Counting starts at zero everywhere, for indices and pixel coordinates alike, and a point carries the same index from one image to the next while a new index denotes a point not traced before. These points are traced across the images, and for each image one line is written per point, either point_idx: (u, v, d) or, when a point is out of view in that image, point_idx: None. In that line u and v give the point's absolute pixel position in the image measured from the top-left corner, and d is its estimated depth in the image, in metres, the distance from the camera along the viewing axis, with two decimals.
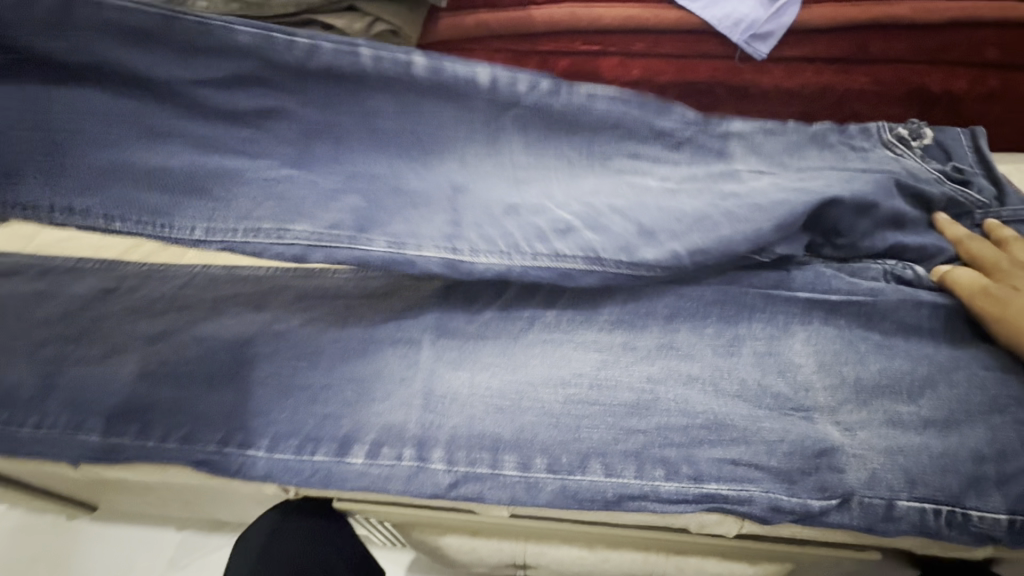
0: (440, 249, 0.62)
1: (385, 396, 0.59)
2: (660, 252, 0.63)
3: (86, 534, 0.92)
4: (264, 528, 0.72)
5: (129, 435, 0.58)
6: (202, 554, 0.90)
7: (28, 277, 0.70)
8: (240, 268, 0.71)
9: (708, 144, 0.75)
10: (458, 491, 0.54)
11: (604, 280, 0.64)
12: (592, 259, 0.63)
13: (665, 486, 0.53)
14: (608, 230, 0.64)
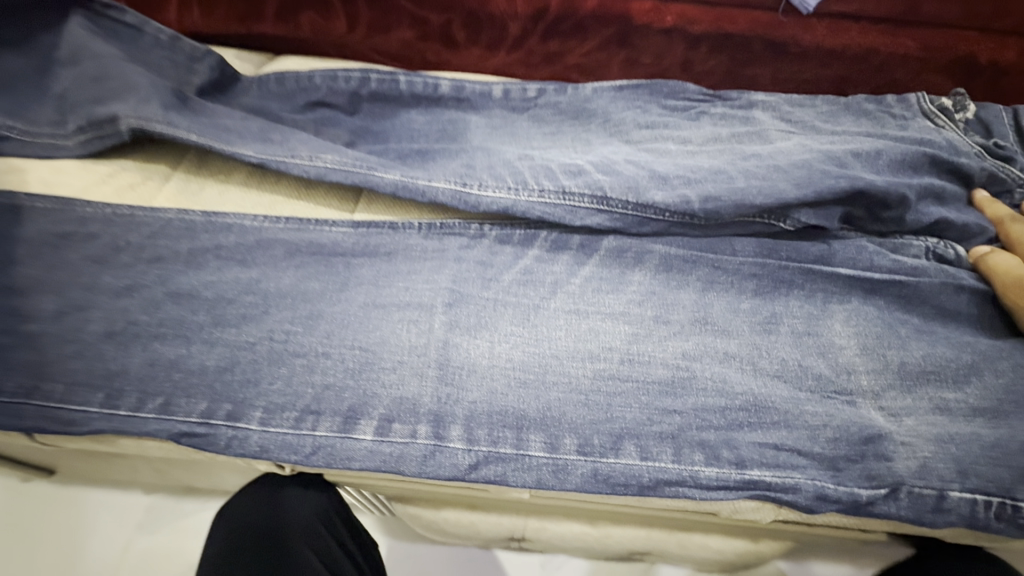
0: (449, 182, 0.63)
1: (394, 366, 0.53)
2: (671, 195, 0.61)
3: (41, 496, 0.82)
4: (240, 508, 0.66)
5: (93, 404, 0.50)
6: (173, 521, 0.81)
7: None
8: (222, 215, 0.62)
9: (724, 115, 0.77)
10: (478, 473, 0.48)
11: (612, 223, 0.62)
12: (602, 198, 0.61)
13: (704, 471, 0.49)
14: (619, 172, 0.63)
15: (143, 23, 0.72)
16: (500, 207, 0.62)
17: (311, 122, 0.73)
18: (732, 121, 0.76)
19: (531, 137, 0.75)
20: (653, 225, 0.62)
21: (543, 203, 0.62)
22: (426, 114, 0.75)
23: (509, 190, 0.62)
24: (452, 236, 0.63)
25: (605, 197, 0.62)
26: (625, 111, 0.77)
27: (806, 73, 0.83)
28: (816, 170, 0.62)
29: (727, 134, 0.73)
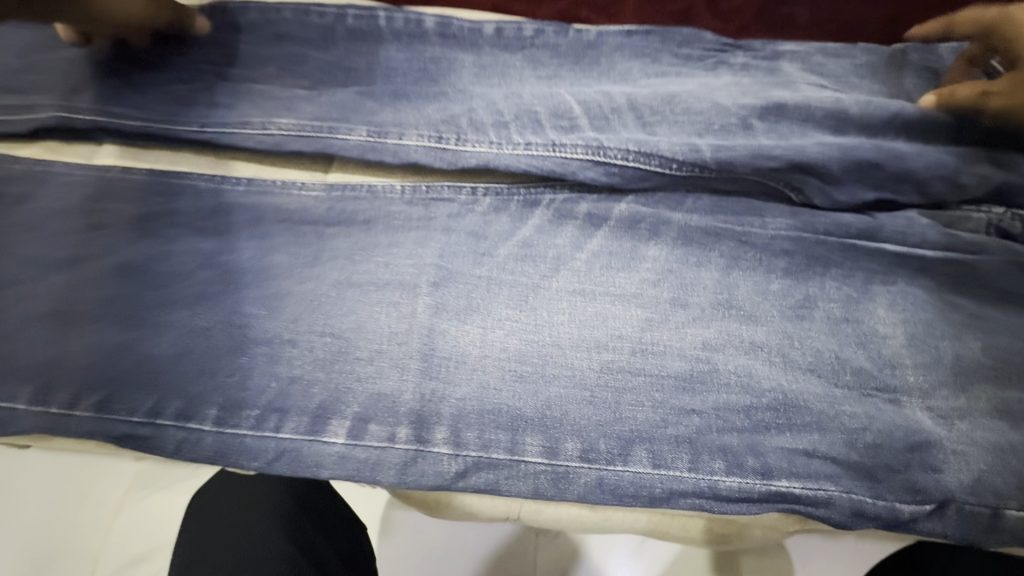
0: (423, 137, 0.55)
1: (371, 357, 0.46)
2: (682, 145, 0.53)
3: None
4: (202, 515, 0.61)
5: (21, 400, 0.43)
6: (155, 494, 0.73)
7: None
8: (173, 175, 0.54)
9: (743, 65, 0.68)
10: (467, 482, 0.42)
11: (613, 176, 0.54)
12: (594, 148, 0.53)
13: (725, 482, 0.43)
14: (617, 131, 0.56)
15: None
16: (480, 161, 0.54)
17: (274, 60, 0.62)
18: (754, 73, 0.67)
19: (524, 79, 0.65)
20: (663, 180, 0.54)
21: (529, 157, 0.54)
22: (407, 51, 0.65)
23: (491, 144, 0.54)
24: (441, 202, 0.55)
25: (602, 146, 0.53)
26: (631, 61, 0.68)
27: (852, 12, 0.71)
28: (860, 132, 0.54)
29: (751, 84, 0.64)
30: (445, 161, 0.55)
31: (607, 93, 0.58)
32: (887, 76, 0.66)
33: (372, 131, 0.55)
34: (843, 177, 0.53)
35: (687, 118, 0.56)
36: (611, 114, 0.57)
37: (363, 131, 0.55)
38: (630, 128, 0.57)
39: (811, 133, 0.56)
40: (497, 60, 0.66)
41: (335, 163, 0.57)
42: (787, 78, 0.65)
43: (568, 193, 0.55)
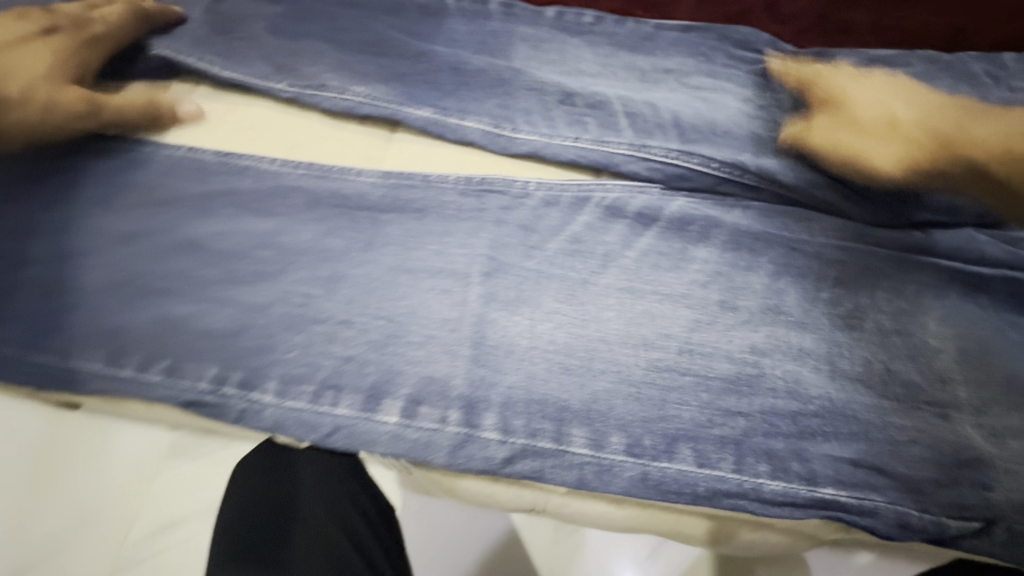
0: (482, 122, 0.59)
1: (424, 341, 0.47)
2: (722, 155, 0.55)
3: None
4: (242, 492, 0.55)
5: (98, 362, 0.45)
6: None
7: None
8: (238, 156, 0.56)
9: None
10: (513, 468, 0.43)
11: (655, 172, 0.56)
12: (638, 146, 0.57)
13: (769, 485, 0.43)
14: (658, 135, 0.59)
15: None
16: (531, 148, 0.58)
17: (355, 26, 0.64)
18: None
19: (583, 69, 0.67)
20: (711, 177, 0.56)
21: (578, 146, 0.58)
22: (469, 23, 0.67)
23: (542, 133, 0.58)
24: (492, 194, 0.56)
25: (646, 145, 0.57)
26: (686, 56, 0.69)
27: (908, 23, 0.71)
28: None
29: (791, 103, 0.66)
30: (498, 146, 0.58)
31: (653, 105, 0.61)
32: (937, 92, 0.67)
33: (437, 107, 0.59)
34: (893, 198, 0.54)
35: (729, 140, 0.59)
36: (655, 128, 0.59)
37: (428, 109, 0.59)
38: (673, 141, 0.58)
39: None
40: (560, 36, 0.69)
41: (400, 126, 0.60)
42: None
43: (619, 191, 0.56)
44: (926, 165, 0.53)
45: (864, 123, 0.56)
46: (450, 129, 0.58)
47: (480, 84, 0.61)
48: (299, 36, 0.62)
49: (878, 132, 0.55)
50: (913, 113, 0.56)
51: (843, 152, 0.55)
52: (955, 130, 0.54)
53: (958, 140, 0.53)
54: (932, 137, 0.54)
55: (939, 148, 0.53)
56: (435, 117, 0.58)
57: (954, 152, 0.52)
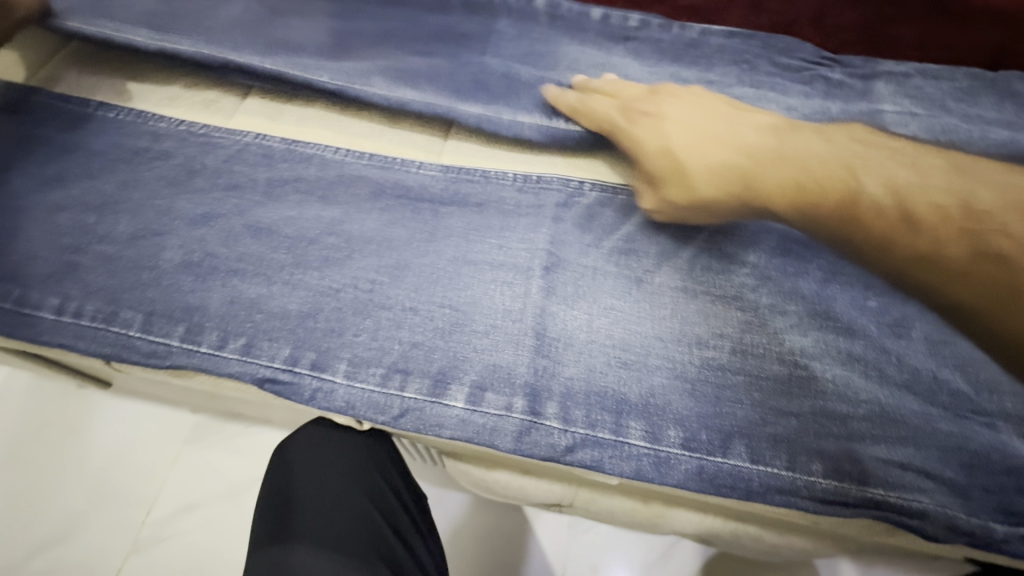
0: (537, 121, 0.59)
1: (487, 330, 0.48)
2: None
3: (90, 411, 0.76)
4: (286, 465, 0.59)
5: (174, 338, 0.47)
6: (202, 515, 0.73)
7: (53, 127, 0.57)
8: (303, 145, 0.58)
9: (837, 79, 0.71)
10: (574, 457, 0.45)
11: None
12: None
13: (822, 483, 0.44)
14: None
15: None
16: (587, 149, 0.58)
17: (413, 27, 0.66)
18: (847, 92, 0.70)
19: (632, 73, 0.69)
20: None
21: None
22: (517, 27, 0.69)
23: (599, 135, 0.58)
24: (549, 191, 0.57)
25: None
26: (730, 66, 0.71)
27: (955, 38, 0.72)
28: None
29: (838, 111, 0.67)
30: (554, 147, 0.59)
31: None
32: (981, 107, 0.68)
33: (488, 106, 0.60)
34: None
35: None
36: None
37: (478, 106, 0.59)
38: None
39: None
40: (610, 41, 0.71)
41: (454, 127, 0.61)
42: (875, 101, 0.69)
43: None
44: (843, 207, 0.44)
45: (818, 157, 0.47)
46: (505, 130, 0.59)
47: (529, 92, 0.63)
48: (360, 33, 0.64)
49: (794, 170, 0.46)
50: (858, 156, 0.47)
51: (768, 180, 0.47)
52: (935, 188, 0.43)
53: (862, 189, 0.44)
54: (840, 182, 0.44)
55: (846, 196, 0.44)
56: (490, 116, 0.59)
57: (882, 203, 0.43)
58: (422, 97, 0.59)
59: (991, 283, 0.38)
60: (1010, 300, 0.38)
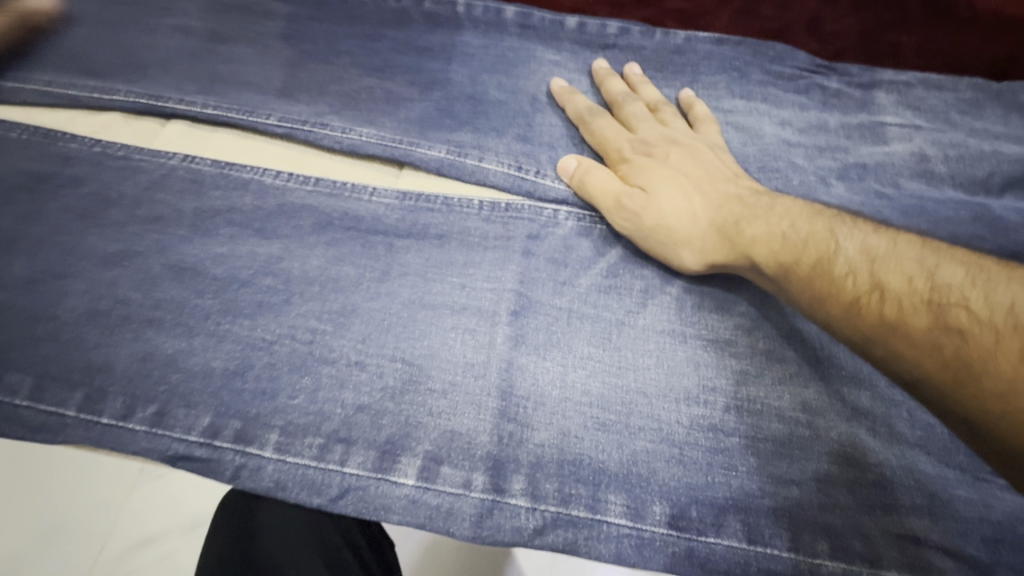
0: (503, 164, 0.53)
1: (446, 389, 0.42)
2: None
3: None
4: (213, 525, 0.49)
5: (72, 405, 0.40)
6: None
7: None
8: (238, 169, 0.51)
9: (835, 88, 0.65)
10: (544, 540, 0.39)
11: None
12: None
13: (829, 566, 0.38)
14: None
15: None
16: (559, 196, 0.52)
17: (370, 45, 0.61)
18: (846, 101, 0.64)
19: None
20: None
21: None
22: (483, 39, 0.64)
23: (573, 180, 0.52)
24: (519, 221, 0.51)
25: None
26: (718, 75, 0.65)
27: (958, 45, 0.67)
28: (925, 202, 0.55)
29: (836, 123, 0.62)
30: (523, 190, 0.52)
31: None
32: (989, 120, 0.63)
33: (451, 149, 0.54)
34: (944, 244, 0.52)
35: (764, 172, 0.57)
36: None
37: (442, 148, 0.54)
38: None
39: (903, 184, 0.57)
40: (586, 51, 0.65)
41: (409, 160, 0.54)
42: (876, 111, 0.63)
43: None
44: (822, 278, 0.41)
45: (791, 225, 0.44)
46: (465, 163, 0.53)
47: (495, 112, 0.57)
48: (315, 54, 0.60)
49: (777, 228, 0.44)
50: (840, 220, 0.44)
51: (750, 239, 0.45)
52: (908, 258, 0.39)
53: (838, 252, 0.41)
54: (819, 243, 0.42)
55: (823, 258, 0.41)
56: (450, 152, 0.54)
57: (856, 269, 0.40)
58: (373, 133, 0.54)
59: (951, 362, 0.34)
60: (965, 386, 0.33)
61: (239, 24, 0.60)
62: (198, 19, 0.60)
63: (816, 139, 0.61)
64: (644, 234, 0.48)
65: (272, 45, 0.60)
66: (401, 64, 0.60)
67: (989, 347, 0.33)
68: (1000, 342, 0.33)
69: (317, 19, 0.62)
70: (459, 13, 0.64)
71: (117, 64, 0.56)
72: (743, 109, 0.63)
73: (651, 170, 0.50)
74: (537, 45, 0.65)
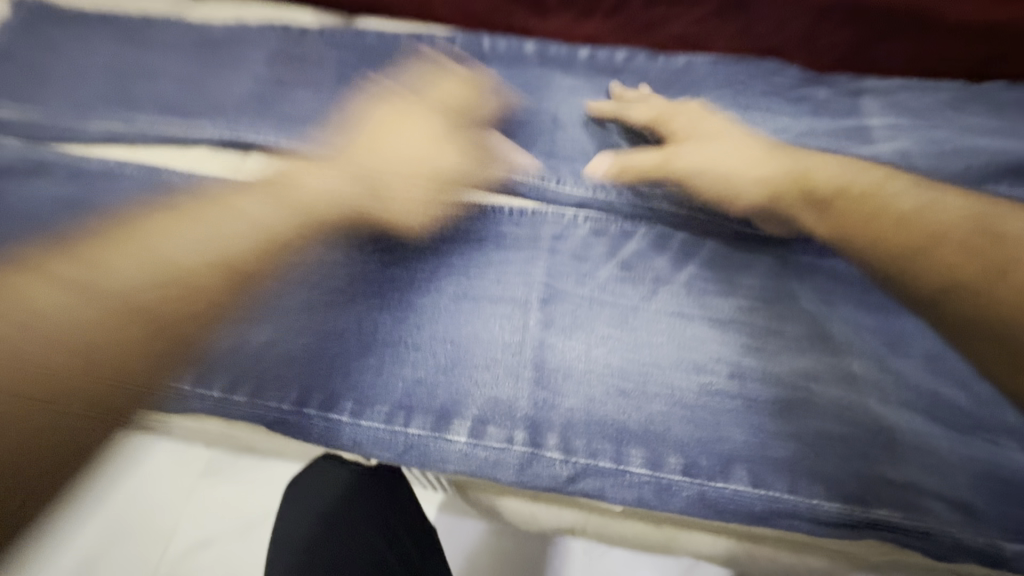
0: (528, 177, 0.62)
1: (489, 364, 0.50)
2: (758, 203, 0.59)
3: None
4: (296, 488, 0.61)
5: (187, 383, 0.49)
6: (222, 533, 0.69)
7: (68, 180, 0.61)
8: (307, 191, 0.61)
9: (825, 96, 0.72)
10: (576, 485, 0.46)
11: (697, 222, 0.59)
12: (678, 201, 0.59)
13: (825, 506, 0.44)
14: None
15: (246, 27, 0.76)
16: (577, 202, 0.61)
17: (411, 84, 0.72)
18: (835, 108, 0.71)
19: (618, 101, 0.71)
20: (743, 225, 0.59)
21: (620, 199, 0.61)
22: (508, 72, 0.73)
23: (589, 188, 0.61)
24: (545, 224, 0.59)
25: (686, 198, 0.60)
26: (722, 91, 0.71)
27: (937, 53, 0.73)
28: None
29: (826, 128, 0.68)
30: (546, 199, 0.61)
31: None
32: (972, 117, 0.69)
33: (483, 166, 0.63)
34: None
35: None
36: None
37: (475, 166, 0.63)
38: None
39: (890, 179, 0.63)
40: (598, 75, 0.73)
41: None
42: (864, 114, 0.70)
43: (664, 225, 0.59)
44: (803, 187, 0.59)
45: (795, 167, 0.60)
46: (496, 177, 0.61)
47: (520, 135, 0.67)
48: (365, 93, 0.70)
49: (787, 168, 0.60)
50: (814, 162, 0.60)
51: (765, 183, 0.59)
52: (849, 172, 0.60)
53: (812, 175, 0.59)
54: (799, 174, 0.60)
55: (802, 184, 0.59)
56: (482, 169, 0.62)
57: (892, 212, 0.56)
58: (417, 157, 0.64)
59: (963, 271, 0.53)
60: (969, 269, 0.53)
61: (302, 73, 0.72)
62: (267, 69, 0.71)
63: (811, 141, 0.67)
64: (698, 177, 0.60)
65: (329, 89, 0.70)
66: (437, 98, 0.70)
67: (956, 268, 0.53)
68: (973, 261, 0.53)
69: (365, 65, 0.73)
70: (485, 52, 0.74)
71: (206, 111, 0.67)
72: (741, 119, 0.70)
73: (692, 146, 0.62)
74: (554, 74, 0.73)
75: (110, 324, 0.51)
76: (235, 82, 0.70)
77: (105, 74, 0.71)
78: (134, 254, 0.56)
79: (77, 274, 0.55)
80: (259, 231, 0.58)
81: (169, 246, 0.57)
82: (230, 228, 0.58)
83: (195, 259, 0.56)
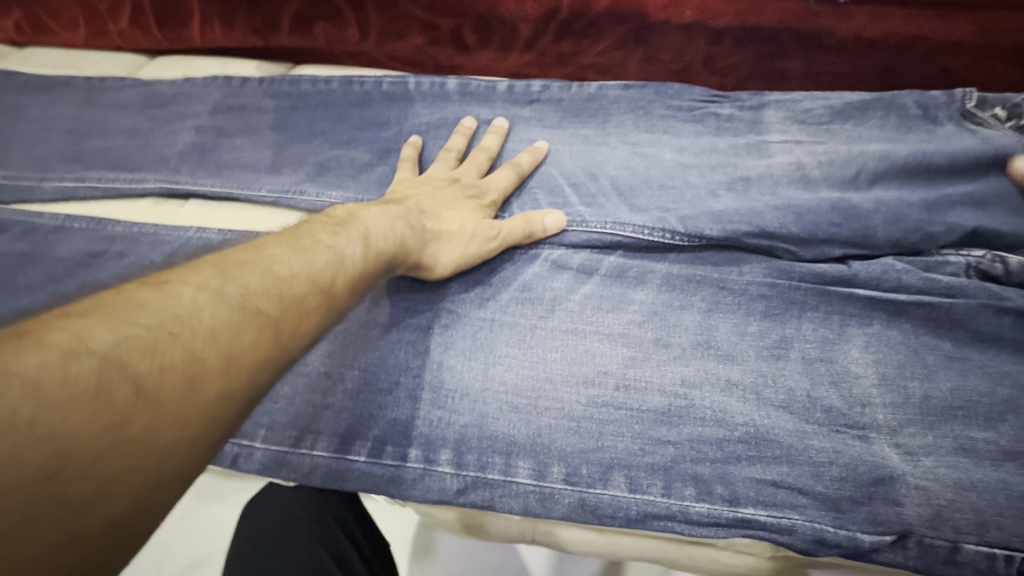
0: None
1: (391, 387, 0.54)
2: (651, 219, 0.61)
3: None
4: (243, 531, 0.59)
5: None
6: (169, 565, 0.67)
7: (27, 237, 0.68)
8: (236, 234, 0.66)
9: (730, 112, 0.75)
10: (466, 498, 0.50)
11: (593, 242, 0.62)
12: (576, 223, 0.62)
13: (694, 507, 0.48)
14: (602, 206, 0.65)
15: (189, 79, 0.81)
16: None
17: (337, 123, 0.76)
18: (738, 123, 0.74)
19: (530, 128, 0.75)
20: (634, 242, 0.61)
21: None
22: (431, 108, 0.78)
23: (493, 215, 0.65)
24: None
25: (582, 221, 0.63)
26: (626, 115, 0.76)
27: (839, 65, 0.76)
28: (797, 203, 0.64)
29: (727, 143, 0.72)
30: None
31: (593, 175, 0.69)
32: (869, 126, 0.71)
33: None
34: (806, 240, 0.58)
35: (661, 191, 0.67)
36: (597, 192, 0.67)
37: None
38: (614, 202, 0.66)
39: (781, 191, 0.66)
40: (514, 106, 0.78)
41: None
42: (765, 128, 0.73)
43: (564, 247, 0.63)
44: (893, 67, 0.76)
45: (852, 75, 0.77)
46: None
47: None
48: (296, 136, 0.75)
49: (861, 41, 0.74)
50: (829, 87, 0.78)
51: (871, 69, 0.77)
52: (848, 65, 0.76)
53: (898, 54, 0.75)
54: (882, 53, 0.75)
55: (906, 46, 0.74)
56: None
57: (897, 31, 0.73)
58: (339, 195, 0.69)
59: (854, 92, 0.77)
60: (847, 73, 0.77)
61: (238, 120, 0.77)
62: (207, 119, 0.77)
63: (711, 157, 0.70)
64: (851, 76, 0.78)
65: (262, 134, 0.76)
66: (362, 136, 0.75)
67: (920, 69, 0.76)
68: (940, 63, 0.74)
69: (297, 108, 0.78)
70: (409, 90, 0.79)
71: (150, 163, 0.74)
72: (648, 140, 0.73)
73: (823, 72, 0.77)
74: (473, 106, 0.78)
75: (247, 336, 0.35)
76: (176, 133, 0.76)
77: (60, 134, 0.78)
78: (214, 286, 0.36)
79: (143, 312, 0.32)
80: (339, 257, 0.45)
81: (253, 274, 0.38)
82: (282, 267, 0.41)
83: (300, 277, 0.41)
